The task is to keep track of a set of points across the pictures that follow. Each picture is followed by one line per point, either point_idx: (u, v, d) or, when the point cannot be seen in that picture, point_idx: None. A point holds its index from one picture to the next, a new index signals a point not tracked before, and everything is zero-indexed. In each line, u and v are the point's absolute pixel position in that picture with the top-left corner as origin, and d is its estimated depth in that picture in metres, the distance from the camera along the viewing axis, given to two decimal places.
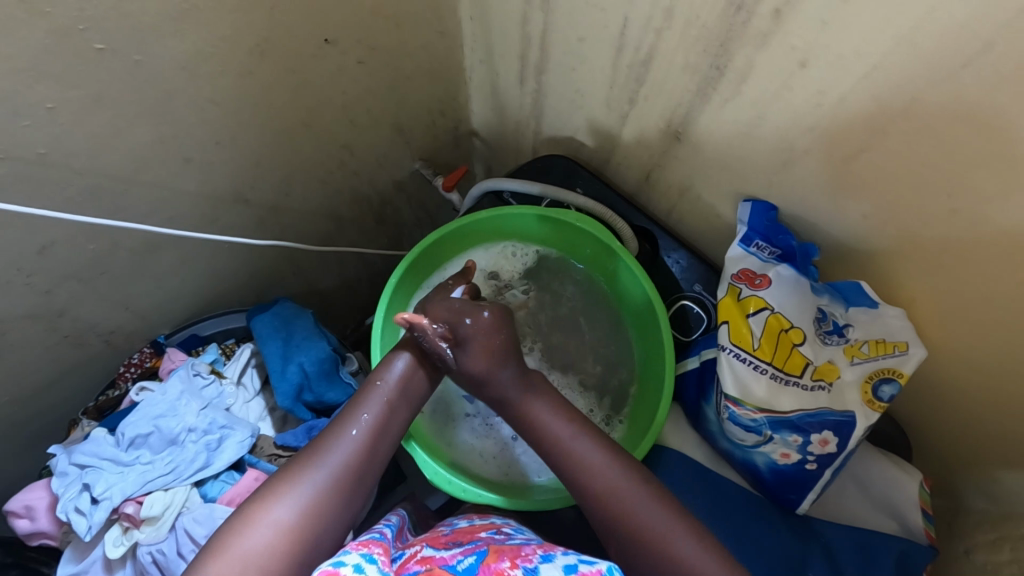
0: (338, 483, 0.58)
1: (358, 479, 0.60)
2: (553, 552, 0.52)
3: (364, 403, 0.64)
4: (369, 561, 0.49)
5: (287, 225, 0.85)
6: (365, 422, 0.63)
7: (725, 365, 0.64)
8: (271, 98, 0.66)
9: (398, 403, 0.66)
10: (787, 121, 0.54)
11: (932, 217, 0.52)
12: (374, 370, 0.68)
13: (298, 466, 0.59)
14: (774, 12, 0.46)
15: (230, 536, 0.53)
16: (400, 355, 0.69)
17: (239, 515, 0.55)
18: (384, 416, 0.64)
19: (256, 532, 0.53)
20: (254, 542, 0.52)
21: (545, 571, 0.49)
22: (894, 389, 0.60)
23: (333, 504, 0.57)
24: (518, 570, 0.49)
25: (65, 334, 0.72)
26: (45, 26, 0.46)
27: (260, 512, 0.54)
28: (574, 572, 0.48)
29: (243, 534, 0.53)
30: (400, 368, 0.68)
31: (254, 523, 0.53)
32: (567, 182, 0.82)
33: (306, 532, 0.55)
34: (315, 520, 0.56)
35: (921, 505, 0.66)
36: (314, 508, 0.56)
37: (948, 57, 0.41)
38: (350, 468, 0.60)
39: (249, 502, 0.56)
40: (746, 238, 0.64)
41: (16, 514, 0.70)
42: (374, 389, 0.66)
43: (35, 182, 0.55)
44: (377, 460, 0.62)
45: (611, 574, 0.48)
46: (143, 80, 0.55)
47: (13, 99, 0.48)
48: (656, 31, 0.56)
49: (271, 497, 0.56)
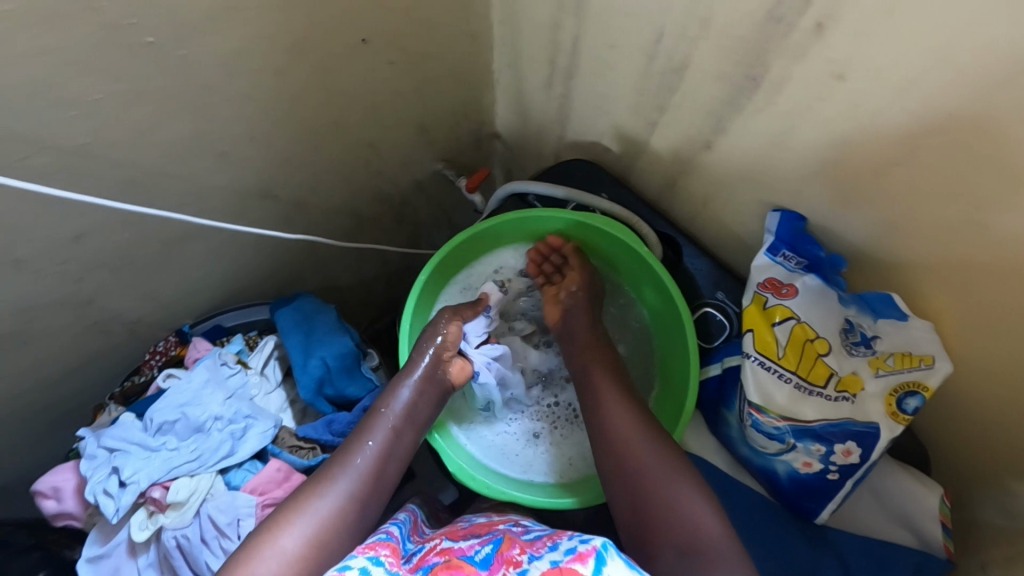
0: (345, 509, 0.58)
1: (364, 506, 0.60)
2: (560, 540, 0.51)
3: (370, 431, 0.65)
4: (375, 563, 0.50)
5: (312, 220, 0.86)
6: (371, 449, 0.64)
7: (750, 373, 0.64)
8: (306, 95, 0.68)
9: (403, 433, 0.68)
10: (818, 133, 0.55)
11: (962, 232, 0.52)
12: (378, 397, 0.69)
13: (304, 495, 0.58)
14: (814, 25, 0.47)
15: (237, 564, 0.52)
16: (406, 382, 0.71)
17: (246, 543, 0.54)
18: (390, 443, 0.65)
19: (265, 560, 0.52)
20: (263, 569, 0.51)
21: (546, 557, 0.47)
22: (919, 402, 0.60)
23: (342, 530, 0.57)
24: (526, 556, 0.49)
25: (93, 320, 0.73)
26: (97, 20, 0.47)
27: (267, 539, 0.54)
28: (571, 553, 0.46)
29: (250, 563, 0.52)
30: (405, 398, 0.69)
31: (262, 550, 0.53)
32: (591, 187, 0.82)
33: (313, 561, 0.54)
34: (322, 548, 0.55)
35: (941, 518, 0.65)
36: (322, 535, 0.56)
37: (987, 75, 0.42)
38: (356, 496, 0.60)
39: (256, 529, 0.55)
40: (773, 247, 0.65)
41: (42, 496, 0.71)
42: (379, 417, 0.67)
43: (77, 171, 0.56)
44: (383, 488, 0.63)
45: (606, 549, 0.46)
46: (187, 73, 0.56)
47: (63, 87, 0.50)
48: (691, 41, 0.57)
49: (279, 524, 0.55)
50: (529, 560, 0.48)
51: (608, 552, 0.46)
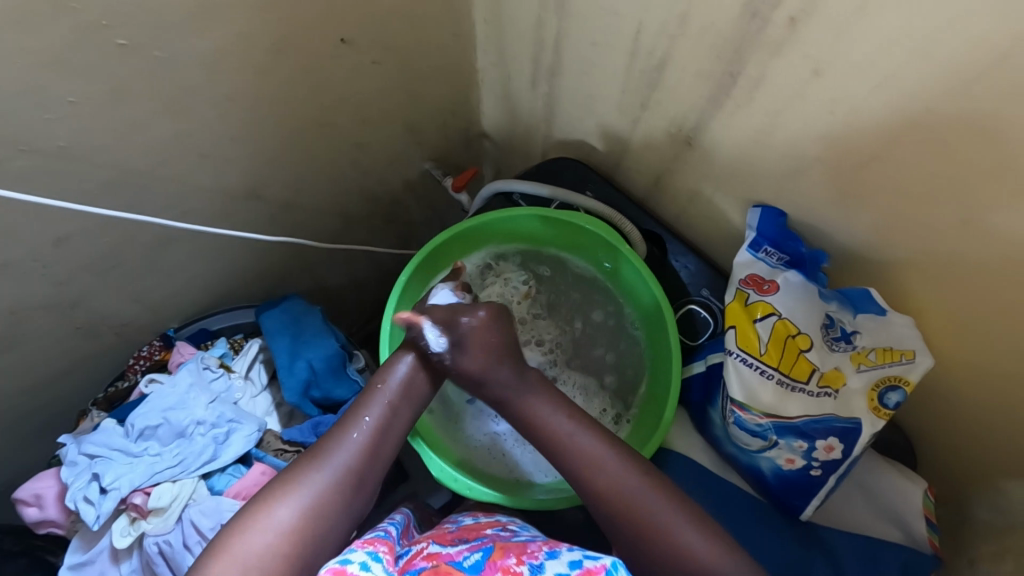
0: (341, 485, 0.59)
1: (360, 482, 0.61)
2: (559, 549, 0.52)
3: (366, 406, 0.64)
4: (373, 559, 0.49)
5: (297, 222, 0.85)
6: (367, 425, 0.63)
7: (732, 369, 0.64)
8: (285, 96, 0.67)
9: (402, 407, 0.67)
10: (798, 127, 0.54)
11: (943, 227, 0.52)
12: (376, 371, 0.68)
13: (301, 468, 0.59)
14: (789, 20, 0.47)
15: (232, 534, 0.53)
16: (403, 358, 0.69)
17: (243, 513, 0.56)
18: (387, 419, 0.65)
19: (260, 533, 0.53)
20: (256, 543, 0.53)
21: (550, 568, 0.48)
22: (899, 397, 0.60)
23: (337, 506, 0.58)
24: (523, 566, 0.49)
25: (77, 325, 0.72)
26: (68, 22, 0.46)
27: (263, 512, 0.55)
28: (579, 568, 0.47)
29: (245, 536, 0.53)
30: (402, 372, 0.68)
31: (257, 523, 0.54)
32: (577, 185, 0.82)
33: (306, 535, 0.55)
34: (317, 522, 0.56)
35: (925, 513, 0.66)
36: (316, 511, 0.56)
37: (961, 68, 0.42)
38: (353, 472, 0.60)
39: (253, 501, 0.57)
40: (755, 243, 0.65)
41: (24, 503, 0.70)
42: (376, 392, 0.66)
43: (53, 174, 0.56)
44: (379, 464, 0.63)
45: (615, 568, 0.47)
46: (161, 75, 0.55)
47: (35, 91, 0.49)
48: (671, 37, 0.56)
49: (273, 498, 0.56)
50: (529, 571, 0.48)
51: (618, 573, 0.47)
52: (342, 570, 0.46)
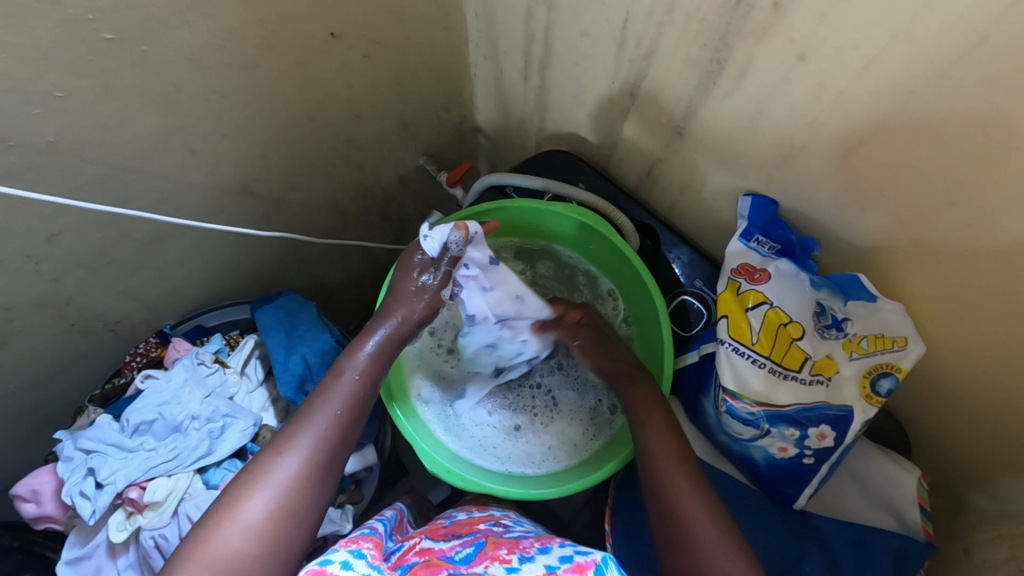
0: (309, 478, 0.59)
1: (328, 468, 0.60)
2: (551, 544, 0.52)
3: (332, 394, 0.64)
4: (357, 557, 0.49)
5: (292, 218, 0.85)
6: (335, 413, 0.63)
7: (723, 358, 0.64)
8: (277, 92, 0.67)
9: (369, 398, 0.66)
10: (786, 116, 0.54)
11: (931, 212, 0.52)
12: (342, 358, 0.67)
13: (265, 462, 0.58)
14: (773, 5, 0.47)
15: (201, 540, 0.53)
16: (369, 337, 0.68)
17: (211, 514, 0.55)
18: (354, 403, 0.64)
19: (230, 534, 0.53)
20: (227, 545, 0.53)
21: (540, 561, 0.48)
22: (892, 383, 0.60)
23: (307, 497, 0.58)
24: (513, 557, 0.49)
25: (72, 322, 0.73)
26: (56, 15, 0.46)
27: (230, 511, 0.55)
28: (571, 562, 0.46)
29: (214, 537, 0.53)
30: (366, 355, 0.67)
31: (226, 524, 0.54)
32: (569, 177, 0.82)
33: (276, 531, 0.55)
34: (287, 515, 0.56)
35: (919, 501, 0.66)
36: (286, 503, 0.57)
37: (944, 51, 0.42)
38: (321, 460, 0.60)
39: (219, 499, 0.56)
40: (747, 233, 0.65)
41: (22, 499, 0.71)
42: (345, 379, 0.65)
43: (42, 170, 0.56)
44: (346, 448, 0.62)
45: (606, 563, 0.46)
46: (149, 71, 0.55)
47: (24, 87, 0.49)
48: (658, 26, 0.56)
49: (241, 496, 0.56)
50: (518, 563, 0.48)
51: (608, 567, 0.46)
52: (323, 570, 0.46)
